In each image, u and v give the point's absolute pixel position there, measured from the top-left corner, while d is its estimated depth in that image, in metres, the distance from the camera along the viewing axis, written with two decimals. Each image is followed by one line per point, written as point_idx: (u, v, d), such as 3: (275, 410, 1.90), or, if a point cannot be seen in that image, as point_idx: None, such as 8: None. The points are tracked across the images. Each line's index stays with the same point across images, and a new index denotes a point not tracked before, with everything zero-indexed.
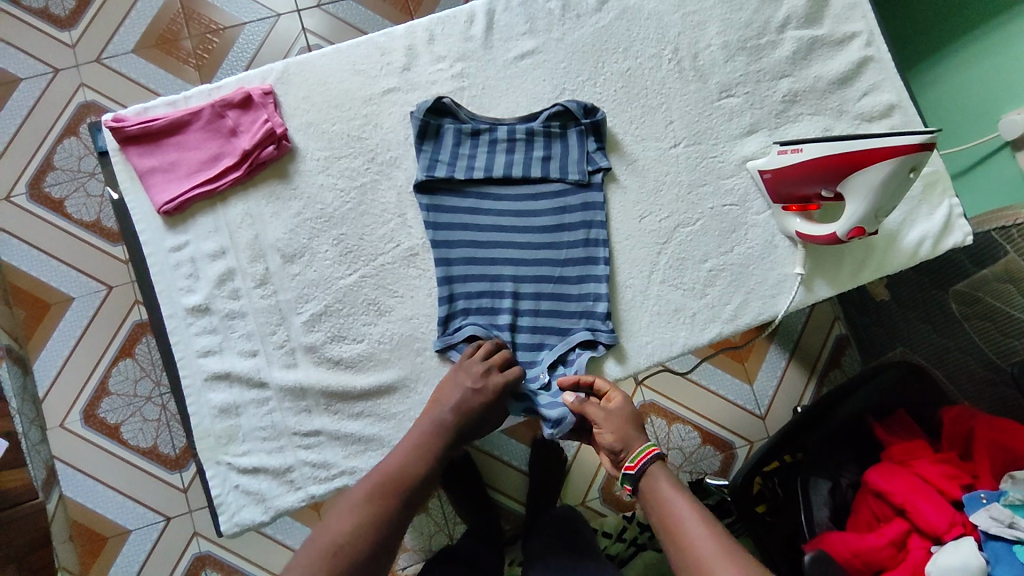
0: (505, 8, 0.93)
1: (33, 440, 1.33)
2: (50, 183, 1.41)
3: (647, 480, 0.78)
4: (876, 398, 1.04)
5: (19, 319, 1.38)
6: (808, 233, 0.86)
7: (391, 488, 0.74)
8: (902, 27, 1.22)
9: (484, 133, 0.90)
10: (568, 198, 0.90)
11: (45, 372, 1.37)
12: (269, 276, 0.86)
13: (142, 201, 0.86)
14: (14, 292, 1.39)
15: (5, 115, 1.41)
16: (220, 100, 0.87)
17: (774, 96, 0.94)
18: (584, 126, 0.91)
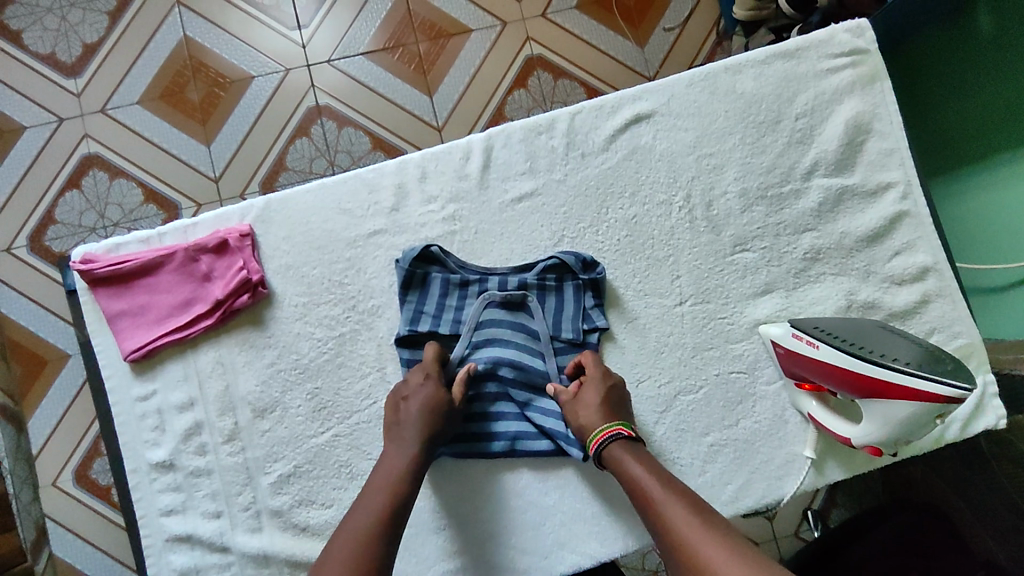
0: (504, 145, 0.87)
1: (24, 500, 1.24)
2: (51, 238, 1.31)
3: (610, 456, 0.73)
4: (886, 548, 0.90)
5: (16, 374, 1.27)
6: (823, 420, 0.78)
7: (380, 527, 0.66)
8: (930, 119, 1.07)
9: (475, 284, 0.84)
10: (559, 356, 0.84)
11: (40, 430, 1.27)
12: (237, 431, 0.82)
13: (109, 346, 0.82)
14: (11, 347, 1.28)
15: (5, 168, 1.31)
16: (194, 243, 0.82)
17: (794, 253, 0.86)
18: (581, 281, 0.84)
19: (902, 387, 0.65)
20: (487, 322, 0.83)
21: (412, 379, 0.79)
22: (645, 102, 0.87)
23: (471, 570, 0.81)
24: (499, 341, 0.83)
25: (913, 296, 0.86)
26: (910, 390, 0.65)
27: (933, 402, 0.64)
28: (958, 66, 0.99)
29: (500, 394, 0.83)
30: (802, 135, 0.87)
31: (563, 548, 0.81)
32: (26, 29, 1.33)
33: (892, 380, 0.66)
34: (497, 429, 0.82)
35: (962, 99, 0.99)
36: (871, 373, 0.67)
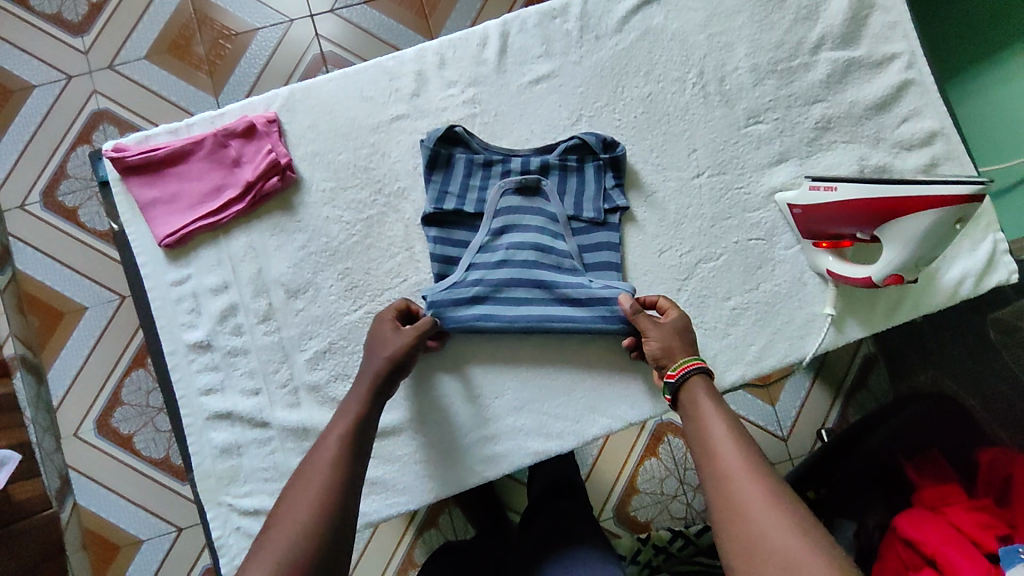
0: (519, 30, 0.89)
1: (47, 449, 1.27)
2: (64, 192, 1.33)
3: (687, 387, 0.71)
4: (902, 435, 0.97)
5: (34, 328, 1.31)
6: (840, 272, 0.81)
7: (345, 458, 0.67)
8: (944, 22, 1.10)
9: (494, 173, 0.86)
10: (581, 236, 0.86)
11: (59, 382, 1.29)
12: (272, 311, 0.84)
13: (143, 233, 0.83)
14: (28, 301, 1.32)
15: (18, 125, 1.34)
16: (222, 129, 0.84)
17: (806, 122, 0.89)
18: (602, 161, 0.86)
19: (920, 198, 0.69)
20: (506, 209, 0.85)
21: (381, 329, 0.77)
22: None
23: (503, 437, 0.83)
24: (518, 225, 0.84)
25: (922, 160, 0.88)
26: (928, 199, 0.69)
27: (950, 206, 0.68)
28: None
29: (524, 277, 0.82)
30: (809, 11, 0.90)
31: (594, 412, 0.84)
32: None
33: (911, 194, 0.70)
34: (524, 312, 0.82)
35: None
36: (889, 193, 0.72)
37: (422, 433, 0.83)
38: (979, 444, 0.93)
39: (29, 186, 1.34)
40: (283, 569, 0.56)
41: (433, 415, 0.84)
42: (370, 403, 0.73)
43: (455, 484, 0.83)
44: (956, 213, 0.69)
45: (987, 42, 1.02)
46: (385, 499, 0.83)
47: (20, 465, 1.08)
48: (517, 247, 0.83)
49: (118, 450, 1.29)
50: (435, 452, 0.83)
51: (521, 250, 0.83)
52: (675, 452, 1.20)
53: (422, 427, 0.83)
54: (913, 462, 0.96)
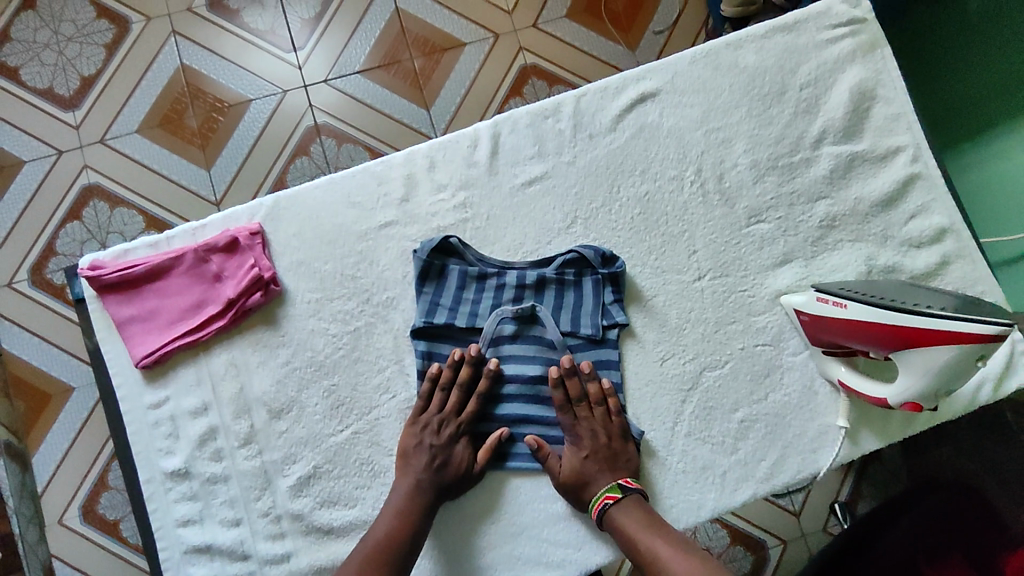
0: (511, 130, 0.87)
1: (29, 541, 1.22)
2: (53, 268, 1.31)
3: (614, 524, 0.75)
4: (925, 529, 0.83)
5: (19, 413, 1.26)
6: (854, 386, 0.77)
7: (386, 559, 0.71)
8: (940, 96, 1.09)
9: (487, 293, 0.82)
10: (579, 354, 0.82)
11: (45, 466, 1.25)
12: (254, 434, 0.79)
13: (119, 352, 0.80)
14: (14, 383, 1.28)
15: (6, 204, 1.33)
16: (204, 243, 0.80)
17: (810, 221, 0.85)
18: (601, 275, 0.82)
19: (932, 331, 0.65)
20: (503, 337, 0.81)
21: (425, 416, 0.79)
22: (650, 81, 0.88)
23: (502, 562, 0.78)
24: (516, 355, 0.81)
25: (933, 258, 0.85)
26: (940, 334, 0.64)
27: (964, 344, 0.63)
28: (955, 40, 1.04)
29: (523, 411, 0.81)
30: (809, 105, 0.88)
31: (597, 537, 0.79)
32: (24, 66, 1.37)
33: (922, 327, 0.65)
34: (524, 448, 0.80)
35: (963, 69, 1.03)
36: (899, 321, 0.67)
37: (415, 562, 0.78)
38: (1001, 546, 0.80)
39: (16, 264, 1.32)
40: None
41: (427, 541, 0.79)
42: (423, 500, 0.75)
43: None
44: (974, 350, 0.63)
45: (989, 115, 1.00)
46: None
47: None
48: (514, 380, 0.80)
49: (103, 537, 1.24)
50: None
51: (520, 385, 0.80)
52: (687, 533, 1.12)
53: None
54: (931, 565, 0.80)
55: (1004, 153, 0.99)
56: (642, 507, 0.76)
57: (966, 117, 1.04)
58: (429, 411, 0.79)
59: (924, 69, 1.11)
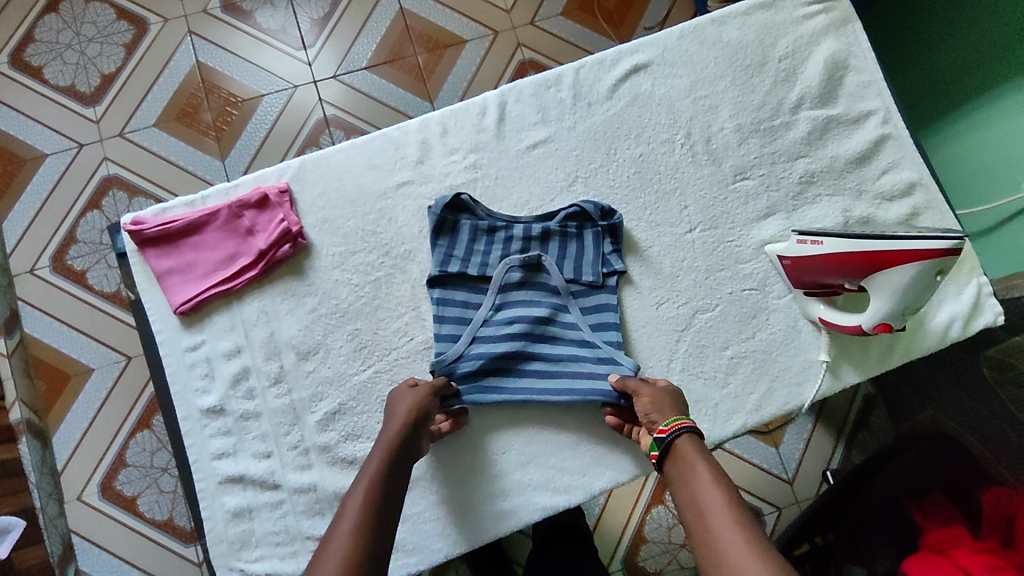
0: (516, 100, 0.95)
1: (50, 515, 1.26)
2: (73, 256, 1.38)
3: (679, 450, 0.73)
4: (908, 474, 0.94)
5: (40, 393, 1.32)
6: (832, 320, 0.84)
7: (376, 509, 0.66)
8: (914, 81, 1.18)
9: (496, 241, 0.89)
10: (580, 299, 0.89)
11: (63, 446, 1.30)
12: (284, 374, 0.85)
13: (159, 301, 0.86)
14: (36, 365, 1.34)
15: (25, 200, 1.40)
16: (237, 200, 0.88)
17: (790, 177, 0.93)
18: (600, 228, 0.90)
19: (899, 251, 0.73)
20: (510, 281, 0.89)
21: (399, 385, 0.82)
22: (641, 55, 0.96)
23: (514, 489, 0.84)
24: (523, 297, 0.88)
25: (904, 210, 0.93)
26: (909, 254, 0.72)
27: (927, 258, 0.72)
28: (936, 21, 1.11)
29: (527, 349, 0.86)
30: (787, 75, 0.96)
31: (601, 465, 0.85)
32: (47, 65, 1.45)
33: (890, 247, 0.74)
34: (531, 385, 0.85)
35: (941, 49, 1.11)
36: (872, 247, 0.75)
37: (433, 490, 0.84)
38: (983, 482, 0.90)
39: (38, 252, 1.38)
40: None
41: (444, 470, 0.85)
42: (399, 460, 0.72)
43: (466, 541, 0.83)
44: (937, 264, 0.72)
45: (964, 90, 1.07)
46: (396, 561, 0.83)
47: (22, 534, 1.08)
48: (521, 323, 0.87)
49: (122, 513, 1.29)
50: (446, 509, 0.84)
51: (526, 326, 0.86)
52: None
53: (433, 483, 0.84)
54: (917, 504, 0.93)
55: (972, 123, 1.07)
56: (711, 458, 0.72)
57: (943, 95, 1.12)
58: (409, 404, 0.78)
59: (906, 51, 1.19)
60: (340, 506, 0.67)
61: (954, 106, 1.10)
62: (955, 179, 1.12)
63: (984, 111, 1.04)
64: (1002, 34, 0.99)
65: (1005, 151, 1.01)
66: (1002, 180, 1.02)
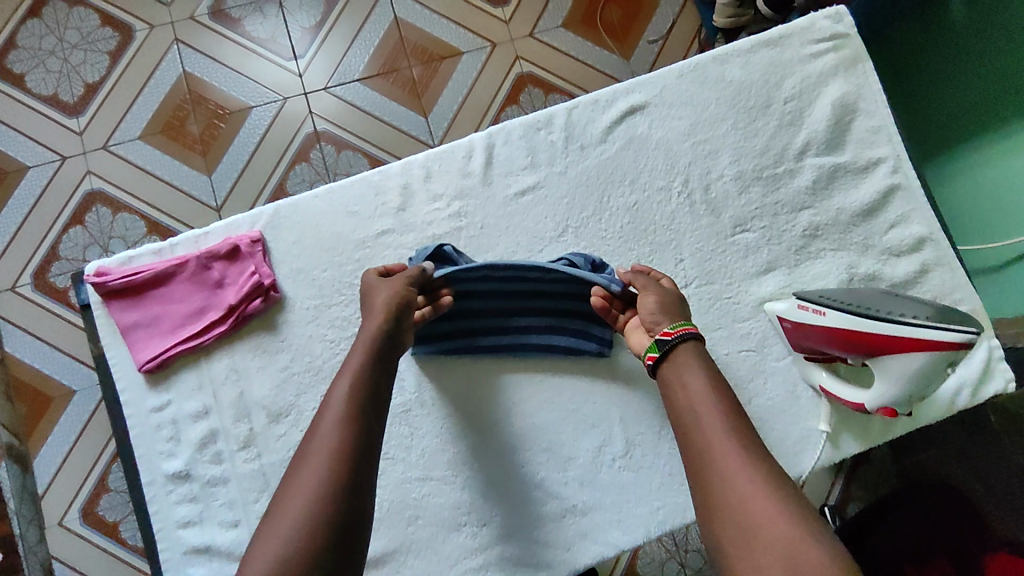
0: (504, 142, 0.89)
1: (30, 542, 1.24)
2: (55, 273, 1.35)
3: (677, 355, 0.72)
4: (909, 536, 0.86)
5: (21, 415, 1.29)
6: (834, 390, 0.80)
7: (348, 448, 0.62)
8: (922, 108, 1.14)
9: (478, 298, 0.84)
10: (565, 331, 0.85)
11: (45, 469, 1.28)
12: (253, 438, 0.82)
13: (123, 358, 0.82)
14: (16, 386, 1.31)
15: (11, 209, 1.36)
16: (206, 251, 0.83)
17: (794, 230, 0.88)
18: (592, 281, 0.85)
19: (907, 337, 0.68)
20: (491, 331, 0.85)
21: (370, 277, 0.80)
22: (638, 95, 0.90)
23: (495, 564, 0.80)
24: (502, 349, 0.84)
25: (913, 266, 0.88)
26: (931, 342, 0.67)
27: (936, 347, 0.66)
28: (949, 51, 1.06)
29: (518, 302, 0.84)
30: (792, 118, 0.90)
31: (585, 538, 0.81)
32: (29, 72, 1.40)
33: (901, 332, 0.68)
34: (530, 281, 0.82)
35: (955, 77, 1.06)
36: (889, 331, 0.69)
37: (408, 563, 0.81)
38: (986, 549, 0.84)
39: (19, 269, 1.35)
40: (321, 501, 0.58)
41: (421, 542, 0.81)
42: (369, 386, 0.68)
43: None
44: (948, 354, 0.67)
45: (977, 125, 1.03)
46: None
47: None
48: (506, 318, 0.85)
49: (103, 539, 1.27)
50: None
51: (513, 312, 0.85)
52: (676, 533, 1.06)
53: (408, 555, 0.81)
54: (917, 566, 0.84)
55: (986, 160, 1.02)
56: (731, 399, 0.68)
57: (954, 128, 1.07)
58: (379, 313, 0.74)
59: (916, 81, 1.14)
60: (320, 409, 0.66)
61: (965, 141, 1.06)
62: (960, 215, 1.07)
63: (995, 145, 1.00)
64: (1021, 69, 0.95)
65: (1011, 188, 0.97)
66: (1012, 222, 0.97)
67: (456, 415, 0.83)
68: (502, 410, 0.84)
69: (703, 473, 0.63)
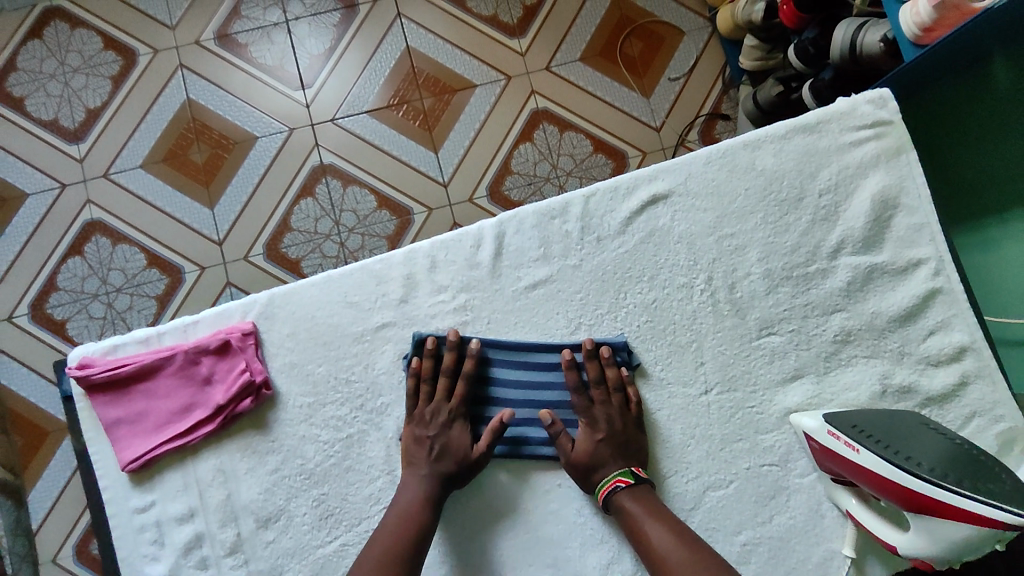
0: (516, 231, 0.84)
1: None
2: (52, 305, 1.31)
3: (623, 507, 0.75)
4: None
5: (16, 449, 1.26)
6: (862, 520, 0.74)
7: (397, 553, 0.71)
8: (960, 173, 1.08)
9: (502, 370, 0.81)
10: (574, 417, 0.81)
11: (39, 505, 1.25)
12: (240, 543, 0.77)
13: (106, 454, 0.78)
14: (13, 420, 1.28)
15: (11, 234, 1.32)
16: (195, 344, 0.78)
17: (824, 335, 0.82)
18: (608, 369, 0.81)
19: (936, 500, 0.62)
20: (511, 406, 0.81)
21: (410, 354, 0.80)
22: (661, 182, 0.84)
23: None
24: (523, 423, 0.81)
25: (951, 378, 0.82)
26: (969, 513, 0.60)
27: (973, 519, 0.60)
28: (980, 118, 1.03)
29: (526, 383, 0.81)
30: (827, 212, 0.84)
31: None
32: (29, 96, 1.35)
33: (926, 493, 0.63)
34: (537, 360, 0.81)
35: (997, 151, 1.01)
36: (921, 490, 0.63)
37: None
38: None
39: (17, 299, 1.31)
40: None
41: None
42: (432, 497, 0.75)
43: None
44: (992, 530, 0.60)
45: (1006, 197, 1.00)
46: None
47: None
48: (512, 398, 0.81)
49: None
50: None
51: (520, 393, 0.81)
52: None
53: None
54: None
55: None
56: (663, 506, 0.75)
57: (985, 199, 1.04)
58: (421, 404, 0.79)
59: (947, 144, 1.09)
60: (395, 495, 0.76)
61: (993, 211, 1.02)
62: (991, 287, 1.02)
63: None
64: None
65: None
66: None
67: (455, 527, 0.78)
68: (503, 523, 0.78)
69: None
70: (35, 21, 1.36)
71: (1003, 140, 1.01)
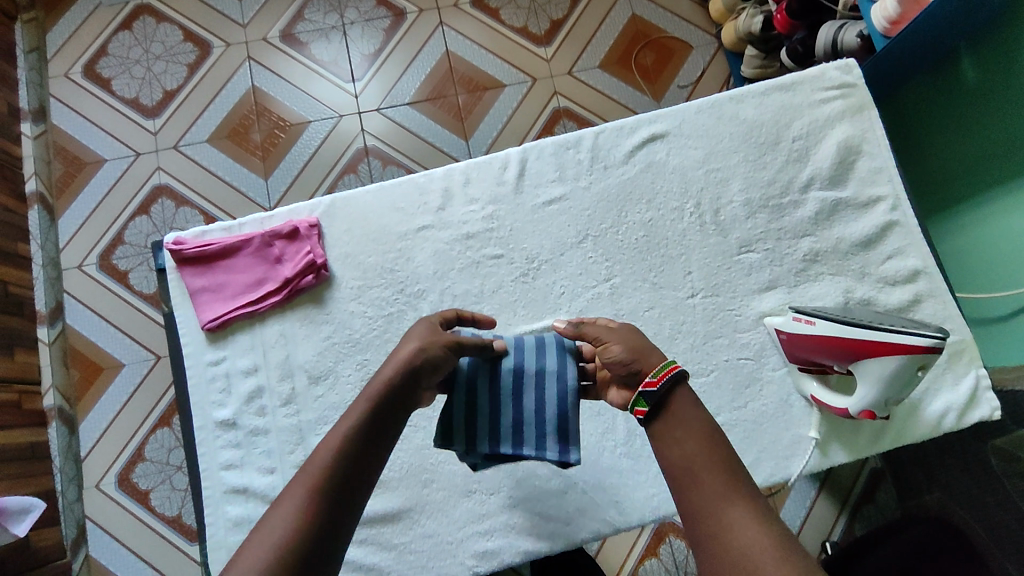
0: (537, 157, 1.00)
1: (69, 499, 1.34)
2: (119, 256, 1.47)
3: (672, 403, 0.63)
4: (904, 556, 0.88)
5: (74, 381, 1.41)
6: (823, 398, 0.87)
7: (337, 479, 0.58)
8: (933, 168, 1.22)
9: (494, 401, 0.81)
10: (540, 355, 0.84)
11: (90, 432, 1.38)
12: (294, 395, 0.92)
13: (189, 316, 0.94)
14: (72, 355, 1.43)
15: (89, 191, 1.51)
16: (270, 230, 0.95)
17: (795, 254, 0.97)
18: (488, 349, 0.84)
19: (890, 342, 0.77)
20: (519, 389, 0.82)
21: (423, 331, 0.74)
22: (659, 125, 1.01)
23: (501, 529, 0.88)
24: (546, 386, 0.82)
25: (906, 296, 0.95)
26: (894, 346, 0.77)
27: (913, 352, 0.76)
28: (942, 115, 1.17)
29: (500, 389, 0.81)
30: (799, 154, 1.00)
31: (584, 516, 0.88)
32: (115, 77, 1.57)
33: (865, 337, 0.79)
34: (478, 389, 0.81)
35: (953, 144, 1.16)
36: (861, 337, 0.79)
37: (421, 522, 0.88)
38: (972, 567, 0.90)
39: (87, 250, 1.48)
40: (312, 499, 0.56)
41: (433, 505, 0.89)
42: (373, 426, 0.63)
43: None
44: (915, 360, 0.76)
45: (964, 184, 1.14)
46: None
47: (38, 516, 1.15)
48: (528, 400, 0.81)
49: (135, 504, 1.36)
50: (432, 542, 0.88)
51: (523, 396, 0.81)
52: (676, 553, 1.22)
53: (423, 516, 0.89)
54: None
55: (987, 213, 1.11)
56: (726, 445, 0.60)
57: (953, 186, 1.17)
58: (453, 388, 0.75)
59: (919, 140, 1.24)
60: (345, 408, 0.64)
61: (958, 197, 1.16)
62: (965, 264, 1.15)
63: (992, 205, 1.09)
64: (1008, 130, 1.04)
65: (1007, 245, 1.06)
66: (1001, 274, 1.07)
67: None
68: None
69: (709, 537, 0.54)
70: (126, 15, 1.59)
71: (953, 135, 1.15)
